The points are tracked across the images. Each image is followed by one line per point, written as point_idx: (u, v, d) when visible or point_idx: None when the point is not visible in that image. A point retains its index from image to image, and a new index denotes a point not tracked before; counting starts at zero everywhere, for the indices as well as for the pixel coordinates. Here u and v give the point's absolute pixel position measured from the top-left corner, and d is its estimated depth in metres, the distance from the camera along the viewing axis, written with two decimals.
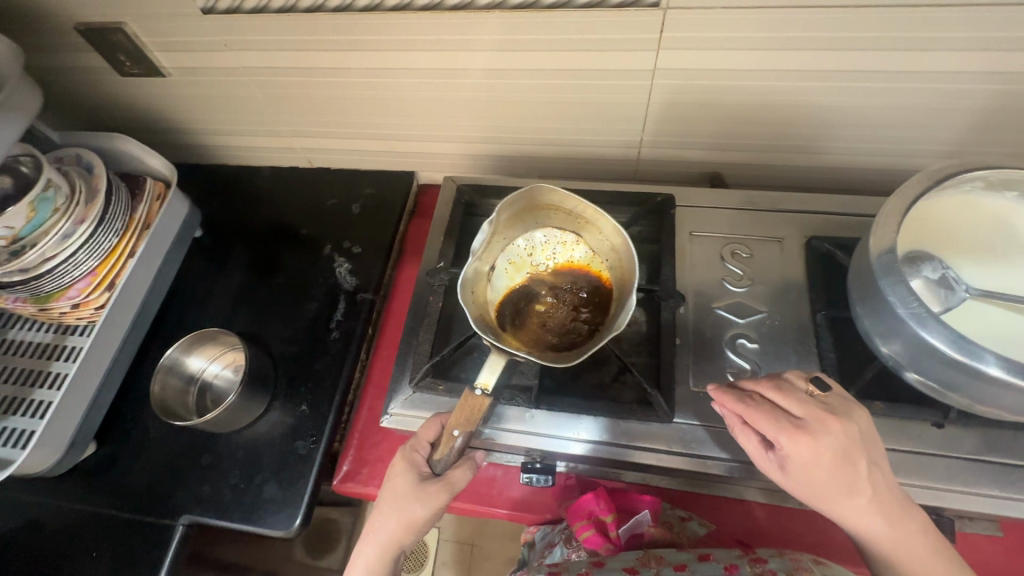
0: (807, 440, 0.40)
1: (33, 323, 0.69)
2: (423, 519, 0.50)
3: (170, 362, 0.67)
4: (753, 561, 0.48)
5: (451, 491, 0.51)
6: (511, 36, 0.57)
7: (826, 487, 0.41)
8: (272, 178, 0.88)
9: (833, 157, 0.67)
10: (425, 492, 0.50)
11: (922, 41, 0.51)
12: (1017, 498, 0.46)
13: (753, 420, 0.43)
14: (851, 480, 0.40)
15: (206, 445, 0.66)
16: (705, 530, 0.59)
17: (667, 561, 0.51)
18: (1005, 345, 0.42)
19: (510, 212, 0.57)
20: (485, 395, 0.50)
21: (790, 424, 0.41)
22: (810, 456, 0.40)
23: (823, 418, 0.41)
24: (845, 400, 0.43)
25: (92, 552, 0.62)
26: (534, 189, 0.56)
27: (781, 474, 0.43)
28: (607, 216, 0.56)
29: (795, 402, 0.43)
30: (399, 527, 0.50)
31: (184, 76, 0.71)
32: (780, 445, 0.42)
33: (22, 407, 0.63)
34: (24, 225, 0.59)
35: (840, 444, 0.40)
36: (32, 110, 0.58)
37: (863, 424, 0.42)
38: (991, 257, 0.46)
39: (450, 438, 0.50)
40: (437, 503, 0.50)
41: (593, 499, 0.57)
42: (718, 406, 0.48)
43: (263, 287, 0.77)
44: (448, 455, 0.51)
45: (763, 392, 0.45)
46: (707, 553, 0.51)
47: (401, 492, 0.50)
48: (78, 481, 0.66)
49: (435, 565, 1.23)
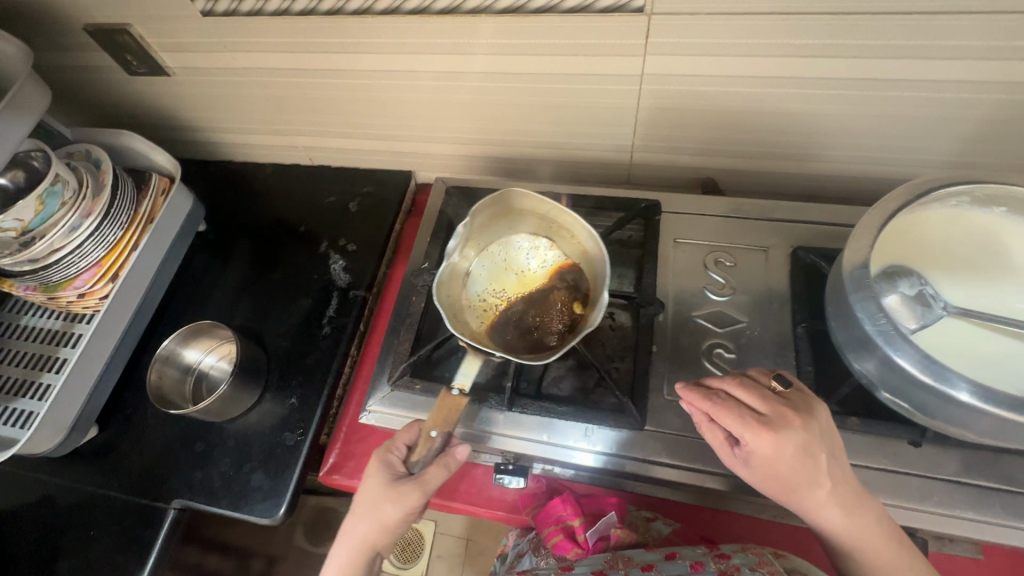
0: (771, 435, 0.41)
1: (43, 311, 0.73)
2: (396, 519, 0.50)
3: (166, 354, 0.70)
4: (718, 557, 0.49)
5: (424, 492, 0.50)
6: (498, 40, 0.58)
7: (788, 480, 0.42)
8: (275, 175, 0.90)
9: (827, 165, 0.66)
10: (397, 492, 0.50)
11: (915, 50, 0.49)
12: (991, 521, 0.45)
13: (719, 417, 0.43)
14: (812, 473, 0.42)
15: (200, 433, 0.69)
16: (671, 528, 0.58)
17: (635, 561, 0.51)
18: (982, 365, 0.41)
19: (483, 217, 0.59)
20: (462, 395, 0.53)
21: (755, 419, 0.42)
22: (774, 451, 0.41)
23: (785, 413, 0.42)
24: (804, 395, 0.45)
25: (91, 530, 0.66)
26: (509, 194, 0.58)
27: (746, 468, 0.44)
28: (580, 221, 0.57)
29: (758, 397, 0.43)
30: (373, 527, 0.50)
31: (189, 76, 0.73)
32: (745, 440, 0.42)
33: (30, 390, 0.67)
34: (33, 218, 0.61)
35: (801, 438, 0.41)
36: (42, 107, 0.60)
37: (819, 417, 0.43)
38: (976, 274, 0.45)
39: (428, 440, 0.52)
40: (408, 504, 0.49)
41: (561, 504, 0.57)
42: (683, 404, 0.47)
43: (261, 281, 0.79)
44: (426, 456, 0.52)
45: (728, 389, 0.45)
46: (672, 551, 0.51)
47: (373, 493, 0.50)
48: (81, 462, 0.70)
49: (430, 556, 1.26)
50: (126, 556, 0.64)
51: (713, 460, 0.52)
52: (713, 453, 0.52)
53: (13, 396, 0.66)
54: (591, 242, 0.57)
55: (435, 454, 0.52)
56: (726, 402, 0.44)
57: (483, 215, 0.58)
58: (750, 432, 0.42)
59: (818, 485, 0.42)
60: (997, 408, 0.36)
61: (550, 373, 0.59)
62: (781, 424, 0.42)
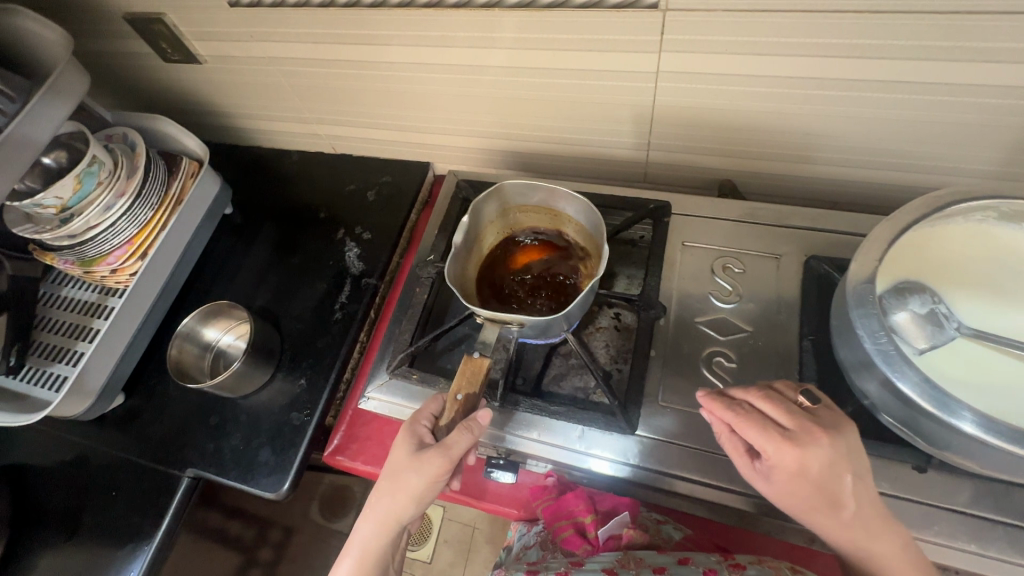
0: (794, 450, 0.40)
1: (81, 282, 0.78)
2: (421, 491, 0.47)
3: (186, 330, 0.74)
4: (732, 567, 0.48)
5: (448, 457, 0.47)
6: (512, 35, 0.57)
7: (810, 498, 0.40)
8: (300, 161, 0.93)
9: (854, 169, 0.63)
10: (419, 459, 0.47)
11: (949, 52, 0.46)
12: (996, 557, 0.43)
13: (741, 429, 0.42)
14: (834, 493, 0.40)
15: (216, 407, 0.72)
16: (681, 534, 0.56)
17: (646, 562, 0.50)
18: (997, 394, 0.39)
19: (487, 212, 0.61)
20: (484, 356, 0.52)
21: (779, 433, 0.41)
22: (797, 466, 0.40)
23: (813, 429, 0.40)
24: (831, 412, 0.43)
25: (114, 490, 0.70)
26: (505, 191, 0.60)
27: (765, 482, 0.43)
28: (566, 206, 0.60)
29: (784, 410, 0.42)
30: (399, 499, 0.48)
31: (219, 64, 0.76)
32: (767, 452, 0.41)
33: (66, 356, 0.72)
34: (71, 197, 0.64)
35: (827, 457, 0.39)
36: (81, 91, 0.63)
37: (848, 436, 0.41)
38: (999, 294, 0.42)
39: (455, 403, 0.51)
40: (432, 472, 0.47)
41: (573, 499, 0.57)
42: (705, 413, 0.46)
43: (281, 264, 0.82)
44: (453, 420, 0.50)
45: (752, 400, 0.44)
46: (685, 556, 0.50)
47: (397, 463, 0.48)
48: (108, 426, 0.74)
49: (438, 541, 1.28)
50: (141, 517, 0.67)
51: (707, 471, 0.51)
52: (705, 462, 0.51)
53: (50, 361, 0.71)
54: (590, 222, 0.59)
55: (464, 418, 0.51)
56: (749, 413, 0.42)
57: (488, 209, 0.61)
58: (773, 445, 0.41)
59: (842, 505, 0.40)
60: (1000, 441, 0.35)
61: (551, 370, 0.60)
62: (806, 439, 0.40)
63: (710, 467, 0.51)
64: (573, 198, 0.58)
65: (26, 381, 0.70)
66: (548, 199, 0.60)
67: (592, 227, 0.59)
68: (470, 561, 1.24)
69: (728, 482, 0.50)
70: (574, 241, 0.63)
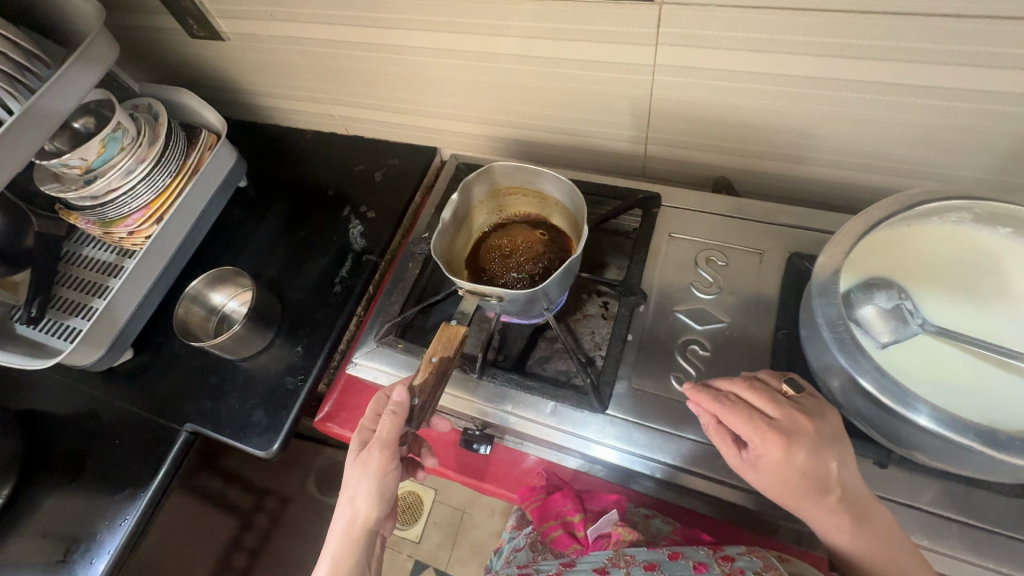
0: (780, 439, 0.41)
1: (101, 243, 0.82)
2: (376, 487, 0.48)
3: (193, 293, 0.78)
4: (722, 559, 0.45)
5: (383, 447, 0.48)
6: (515, 24, 0.59)
7: (797, 486, 0.41)
8: (314, 140, 0.96)
9: (847, 171, 0.63)
10: (362, 461, 0.48)
11: (938, 55, 0.47)
12: (946, 554, 0.43)
13: (728, 419, 0.43)
14: (820, 483, 0.41)
15: (216, 367, 0.76)
16: (671, 527, 0.53)
17: (636, 560, 0.47)
18: (953, 388, 0.39)
19: (477, 192, 0.64)
20: (460, 323, 0.53)
21: (764, 423, 0.42)
22: (782, 456, 0.41)
23: (797, 418, 0.42)
24: (817, 402, 0.44)
25: (117, 439, 0.74)
26: (494, 173, 0.62)
27: (754, 473, 0.43)
28: (552, 189, 0.62)
29: (770, 402, 0.43)
30: (363, 504, 0.48)
31: (241, 42, 0.79)
32: (754, 443, 0.42)
33: (83, 311, 0.76)
34: (95, 158, 0.68)
35: (812, 444, 0.41)
36: (109, 60, 0.67)
37: (831, 423, 0.42)
38: (968, 296, 0.43)
39: (427, 365, 0.52)
40: (379, 464, 0.48)
41: (561, 499, 0.56)
42: (692, 405, 0.47)
43: (288, 237, 0.85)
44: (427, 381, 0.51)
45: (739, 392, 0.45)
46: (675, 551, 0.47)
47: (348, 469, 0.49)
48: (115, 380, 0.78)
49: (427, 522, 1.31)
50: (140, 467, 0.71)
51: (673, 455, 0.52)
52: (672, 447, 0.52)
53: (68, 314, 0.76)
54: (574, 204, 0.61)
55: (437, 381, 0.51)
56: (735, 404, 0.44)
57: (478, 190, 0.63)
58: (758, 434, 0.42)
59: (828, 494, 0.41)
60: (952, 433, 0.36)
61: (535, 353, 0.62)
62: (791, 429, 0.41)
63: (676, 450, 0.52)
64: (559, 180, 0.59)
65: (43, 331, 0.75)
66: (535, 181, 0.62)
67: (576, 208, 0.61)
68: (457, 543, 1.27)
69: (691, 467, 0.51)
70: (562, 223, 0.64)
